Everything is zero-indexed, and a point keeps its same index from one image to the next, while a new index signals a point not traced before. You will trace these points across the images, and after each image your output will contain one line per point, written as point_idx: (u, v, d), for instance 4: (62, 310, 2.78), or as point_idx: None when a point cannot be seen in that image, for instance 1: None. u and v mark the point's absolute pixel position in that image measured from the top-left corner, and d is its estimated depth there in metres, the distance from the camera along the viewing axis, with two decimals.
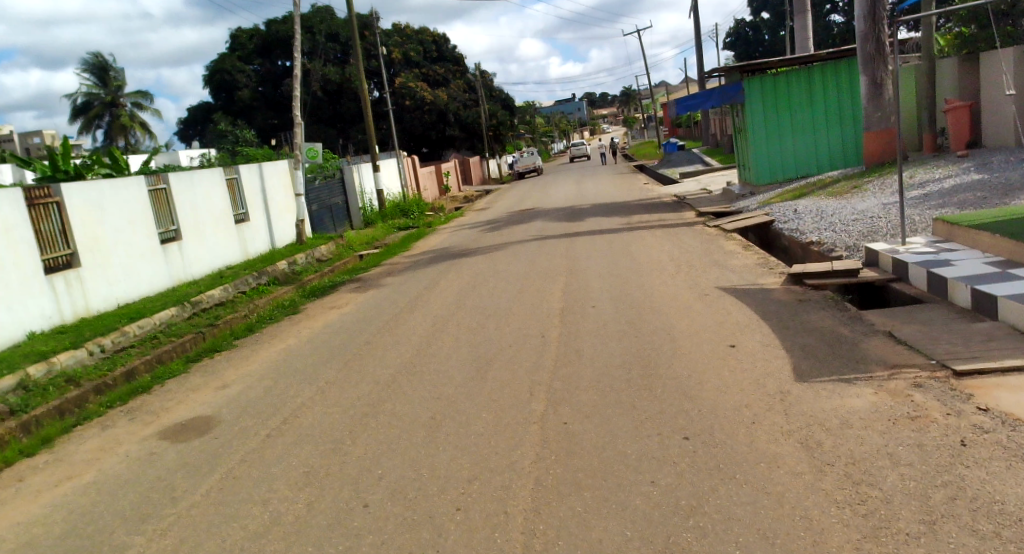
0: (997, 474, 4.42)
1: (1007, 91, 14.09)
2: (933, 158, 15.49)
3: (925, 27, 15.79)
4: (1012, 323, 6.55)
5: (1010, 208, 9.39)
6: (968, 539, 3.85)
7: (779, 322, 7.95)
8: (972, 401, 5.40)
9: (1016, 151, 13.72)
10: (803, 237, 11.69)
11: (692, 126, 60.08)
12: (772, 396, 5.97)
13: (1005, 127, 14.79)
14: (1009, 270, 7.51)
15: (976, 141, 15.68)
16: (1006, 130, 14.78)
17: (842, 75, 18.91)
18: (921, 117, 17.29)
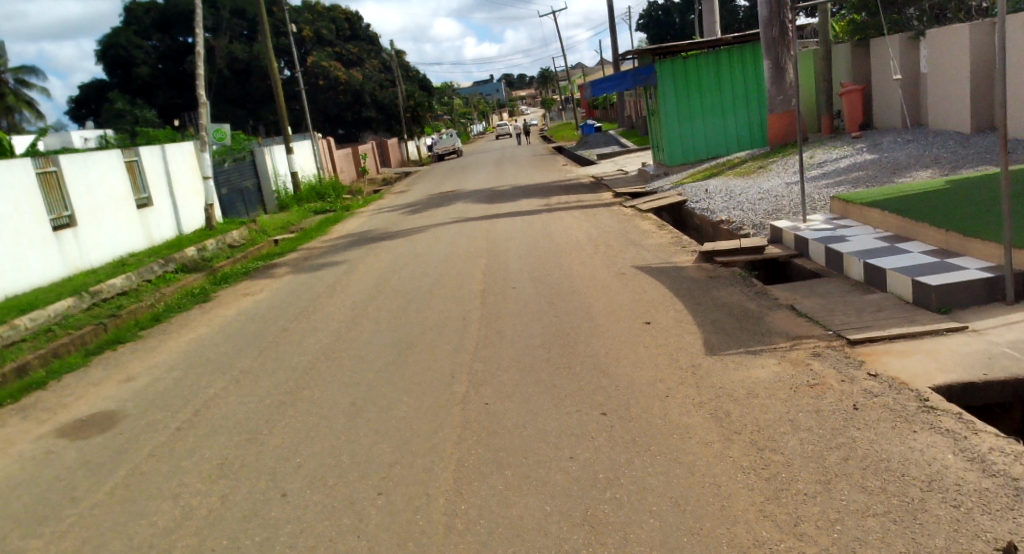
0: (885, 434, 4.75)
1: (894, 77, 14.87)
2: (829, 140, 16.20)
3: (822, 14, 16.43)
4: (901, 294, 6.98)
5: (900, 186, 9.95)
6: (858, 496, 4.14)
7: (690, 298, 8.24)
8: (863, 367, 5.75)
9: (903, 133, 14.50)
10: (713, 216, 12.09)
11: (609, 109, 61.10)
12: (684, 369, 6.22)
13: (893, 110, 15.59)
14: (897, 244, 7.98)
15: (868, 123, 16.48)
16: (893, 113, 15.57)
17: (748, 57, 19.70)
18: (817, 101, 18.05)
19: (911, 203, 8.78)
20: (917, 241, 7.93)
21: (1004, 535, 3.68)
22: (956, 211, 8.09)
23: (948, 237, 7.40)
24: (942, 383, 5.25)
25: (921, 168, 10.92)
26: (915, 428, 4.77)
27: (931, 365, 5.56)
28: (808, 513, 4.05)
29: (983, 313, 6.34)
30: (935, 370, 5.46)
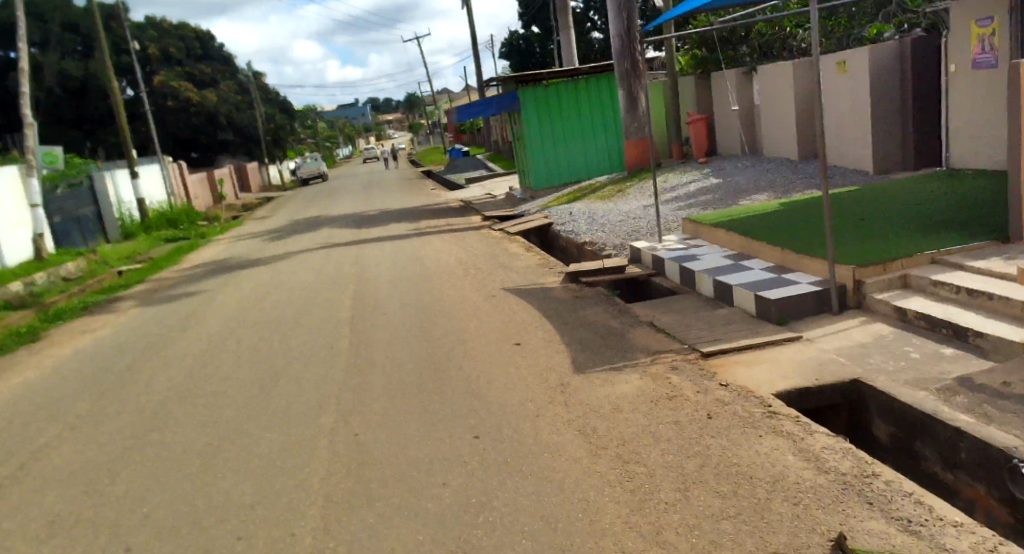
0: (736, 440, 5.08)
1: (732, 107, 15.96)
2: (680, 165, 17.15)
3: (669, 49, 17.37)
4: (746, 308, 7.51)
5: (744, 208, 10.68)
6: (713, 501, 4.41)
7: (558, 318, 8.50)
8: (716, 378, 6.13)
9: (743, 159, 15.55)
10: (578, 238, 12.51)
11: (477, 134, 61.78)
12: (553, 388, 6.41)
13: (733, 137, 16.71)
14: (742, 262, 8.56)
15: (712, 149, 17.57)
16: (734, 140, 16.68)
17: (604, 87, 20.57)
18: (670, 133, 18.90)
19: (756, 223, 9.43)
20: (759, 258, 8.54)
21: (836, 527, 4.03)
22: (791, 230, 8.78)
23: (785, 254, 8.02)
24: (784, 389, 5.68)
25: (762, 191, 11.78)
26: (760, 433, 5.14)
27: (774, 373, 6.01)
28: (669, 521, 4.28)
29: (816, 323, 6.92)
30: (777, 377, 5.90)
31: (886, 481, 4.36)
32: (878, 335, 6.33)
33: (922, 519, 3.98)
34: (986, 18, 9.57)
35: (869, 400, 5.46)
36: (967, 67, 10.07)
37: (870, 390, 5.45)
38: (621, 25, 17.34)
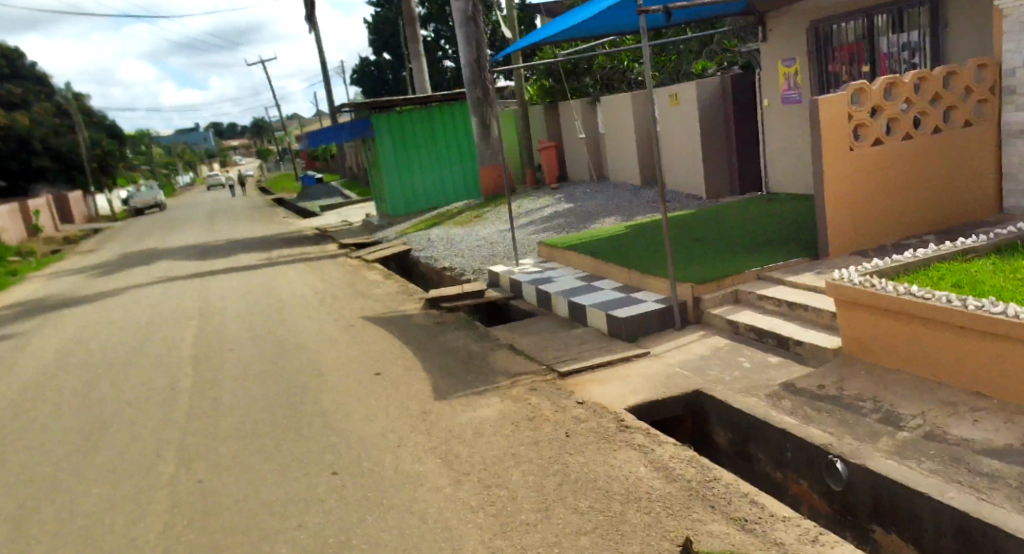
0: (593, 456, 5.30)
1: (579, 135, 16.61)
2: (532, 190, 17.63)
3: (517, 78, 17.86)
4: (598, 327, 7.86)
5: (596, 230, 11.17)
6: (571, 517, 4.58)
7: (419, 345, 8.53)
8: (574, 396, 6.36)
9: (592, 184, 16.21)
10: (436, 263, 12.58)
11: (329, 160, 60.67)
12: (414, 416, 6.42)
13: (582, 164, 17.39)
14: (595, 282, 8.93)
15: (564, 175, 18.21)
16: (583, 166, 17.35)
17: (458, 114, 20.89)
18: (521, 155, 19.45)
19: (606, 245, 9.85)
20: (611, 279, 8.95)
21: (682, 532, 4.29)
22: (638, 252, 9.25)
23: (632, 274, 8.45)
24: (635, 404, 5.98)
25: (611, 215, 12.34)
26: (615, 446, 5.39)
27: (626, 388, 6.31)
28: (529, 543, 4.40)
29: (662, 338, 7.34)
30: (629, 392, 6.20)
31: (726, 484, 4.68)
32: (717, 347, 6.80)
33: (758, 517, 4.31)
34: (791, 58, 10.55)
35: (710, 410, 5.86)
36: (778, 101, 11.03)
37: (710, 400, 5.85)
38: (472, 54, 17.59)
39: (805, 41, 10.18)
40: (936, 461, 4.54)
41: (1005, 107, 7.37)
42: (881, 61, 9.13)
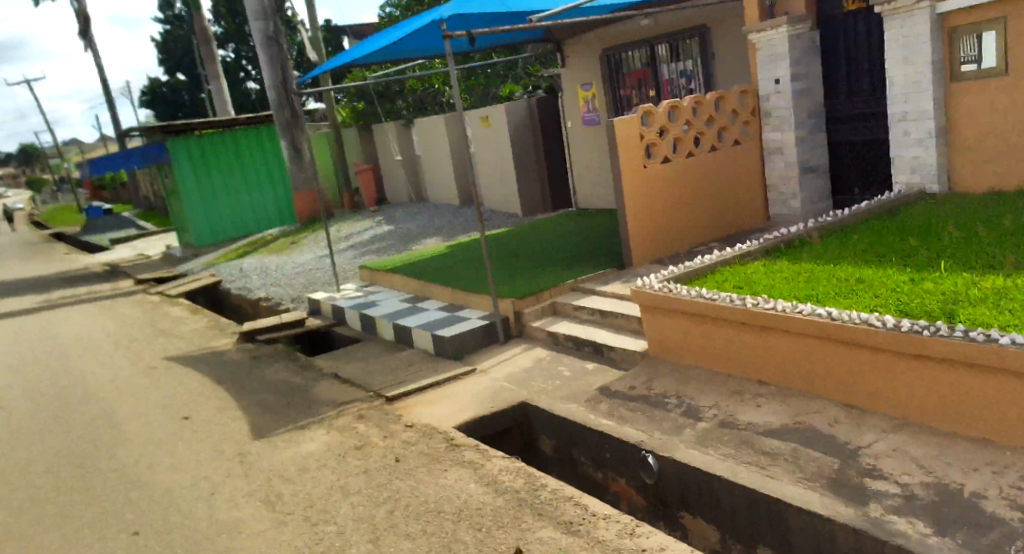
0: (422, 479, 5.48)
1: (397, 156, 16.88)
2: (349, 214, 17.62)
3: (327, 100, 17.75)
4: (424, 346, 8.09)
5: (416, 252, 11.42)
6: (403, 544, 4.74)
7: (235, 382, 8.31)
8: (402, 420, 6.53)
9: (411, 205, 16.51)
10: (251, 294, 12.25)
11: (122, 188, 56.81)
12: (231, 459, 6.29)
13: (397, 185, 17.67)
14: (419, 303, 9.16)
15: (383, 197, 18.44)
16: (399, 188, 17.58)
17: (265, 138, 20.36)
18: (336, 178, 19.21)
19: (424, 267, 10.11)
20: (434, 298, 9.22)
21: (513, 542, 4.57)
22: (456, 271, 9.59)
23: (454, 293, 8.79)
24: (463, 422, 6.29)
25: (431, 235, 12.62)
26: (445, 465, 5.62)
27: (454, 406, 6.61)
28: None
29: (484, 354, 7.73)
30: (457, 410, 6.51)
31: (552, 490, 5.03)
32: (538, 359, 7.34)
33: (582, 518, 4.67)
34: (588, 82, 11.34)
35: (536, 420, 6.38)
36: (580, 122, 11.76)
37: (535, 410, 6.37)
38: (278, 75, 17.27)
39: (599, 67, 10.98)
40: (731, 445, 5.38)
41: (766, 127, 8.39)
42: (664, 85, 10.05)
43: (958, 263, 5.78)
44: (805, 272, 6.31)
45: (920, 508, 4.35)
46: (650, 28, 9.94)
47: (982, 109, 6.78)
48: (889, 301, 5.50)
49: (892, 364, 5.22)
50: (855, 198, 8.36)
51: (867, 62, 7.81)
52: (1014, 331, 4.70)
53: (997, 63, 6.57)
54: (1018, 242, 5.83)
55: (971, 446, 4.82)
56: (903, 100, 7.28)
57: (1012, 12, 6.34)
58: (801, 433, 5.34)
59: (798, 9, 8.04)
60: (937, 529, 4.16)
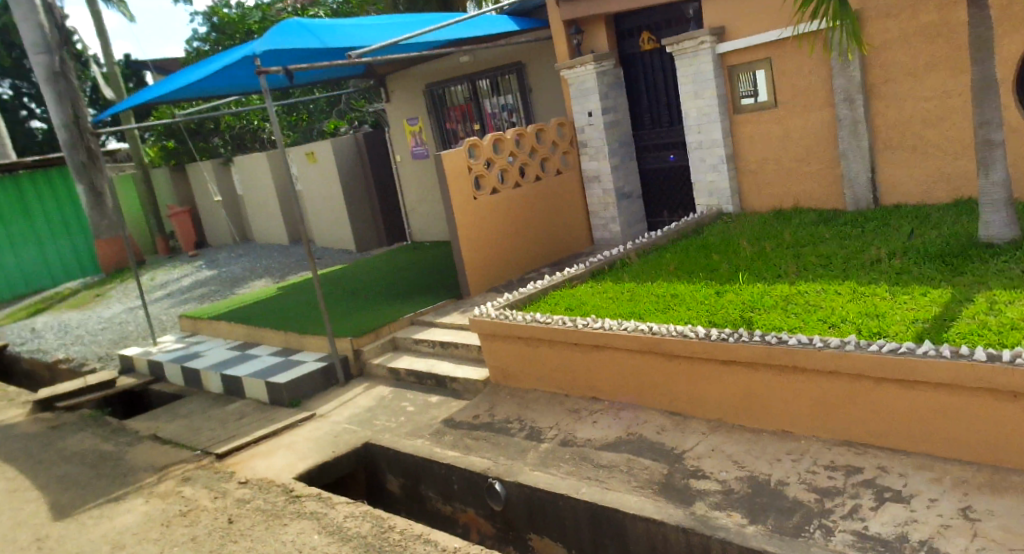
0: (258, 538, 5.34)
1: (216, 197, 16.35)
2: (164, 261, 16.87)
3: (131, 140, 17.01)
4: (257, 396, 8.00)
5: (239, 296, 11.11)
6: None
7: (27, 457, 7.59)
8: (234, 477, 6.38)
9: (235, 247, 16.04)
10: (46, 355, 11.26)
11: None
12: (27, 547, 5.75)
13: (218, 226, 17.17)
14: (247, 350, 9.03)
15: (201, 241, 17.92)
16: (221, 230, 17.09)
17: (57, 182, 18.01)
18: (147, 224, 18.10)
19: (249, 312, 9.90)
20: (264, 344, 9.11)
21: None
22: (282, 314, 9.49)
23: (285, 337, 8.72)
24: (304, 471, 6.28)
25: (257, 278, 12.29)
26: (286, 520, 5.51)
27: (292, 456, 6.58)
28: None
29: (322, 399, 7.73)
30: (295, 460, 6.48)
31: (401, 531, 5.08)
32: (380, 397, 7.46)
33: None
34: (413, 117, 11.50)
35: (379, 459, 6.48)
36: (408, 156, 11.94)
37: (378, 448, 6.47)
38: (68, 113, 16.01)
39: (422, 102, 11.17)
40: (570, 464, 5.71)
41: (583, 157, 8.86)
42: (487, 119, 10.38)
43: (753, 274, 6.38)
44: (626, 291, 6.74)
45: (735, 501, 4.86)
46: (468, 64, 10.25)
47: (762, 136, 7.55)
48: (699, 313, 6.04)
49: (704, 371, 5.77)
50: (664, 221, 9.05)
51: (664, 95, 8.53)
52: (800, 332, 5.34)
53: (768, 97, 7.38)
54: (799, 252, 6.54)
55: (773, 439, 5.44)
56: (696, 131, 7.94)
57: (778, 51, 7.19)
58: (633, 444, 5.78)
59: (601, 46, 8.54)
60: (751, 519, 4.63)
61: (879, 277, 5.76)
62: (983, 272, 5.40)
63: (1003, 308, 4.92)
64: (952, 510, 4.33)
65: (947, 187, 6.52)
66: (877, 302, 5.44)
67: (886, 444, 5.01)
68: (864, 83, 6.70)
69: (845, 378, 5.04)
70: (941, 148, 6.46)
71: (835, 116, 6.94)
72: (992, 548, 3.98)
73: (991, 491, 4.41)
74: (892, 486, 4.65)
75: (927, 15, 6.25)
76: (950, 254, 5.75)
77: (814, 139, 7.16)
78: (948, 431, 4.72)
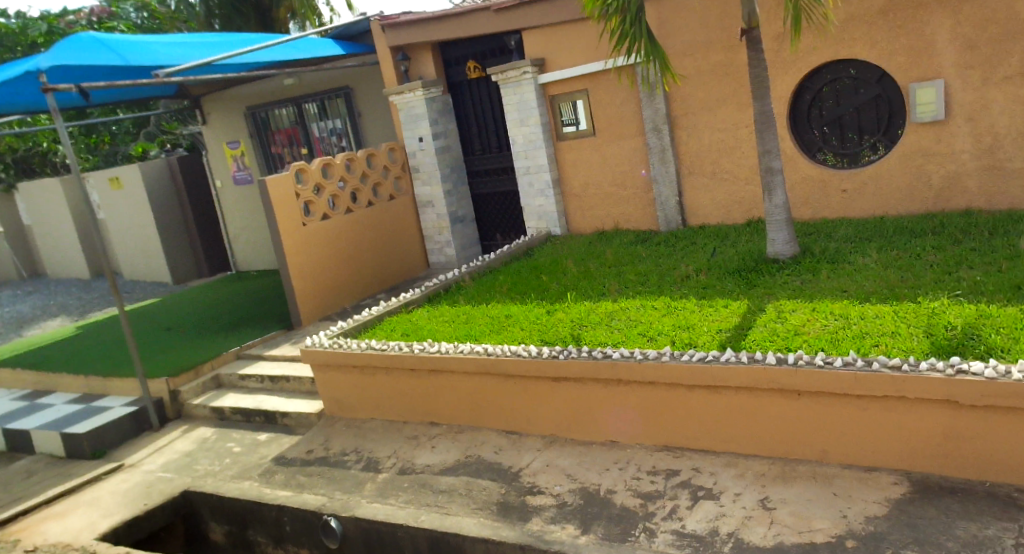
0: None
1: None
2: None
3: None
4: (52, 451, 7.38)
5: (23, 340, 10.15)
6: None
7: None
8: (20, 546, 5.83)
9: (23, 283, 14.68)
10: None
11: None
12: None
13: None
14: (37, 401, 8.34)
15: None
16: None
17: None
18: None
19: (42, 357, 9.11)
20: (60, 392, 8.46)
21: None
22: (81, 357, 8.84)
23: (87, 383, 8.19)
24: (109, 529, 5.87)
25: (49, 317, 11.28)
26: None
27: (93, 514, 6.12)
28: None
29: (131, 447, 7.27)
30: (98, 517, 6.04)
31: None
32: (203, 439, 7.19)
33: None
34: (233, 140, 11.07)
35: (199, 507, 6.22)
36: (230, 182, 11.44)
37: (197, 495, 6.20)
38: None
39: (243, 125, 10.79)
40: (409, 492, 5.67)
41: (416, 182, 8.91)
42: (315, 143, 10.19)
43: (579, 293, 6.65)
44: (462, 314, 6.81)
45: (568, 513, 5.02)
46: (292, 87, 10.01)
47: (583, 163, 7.91)
48: (531, 332, 6.21)
49: (535, 389, 5.94)
50: (496, 243, 9.18)
51: (492, 121, 8.72)
52: (622, 346, 5.65)
53: (587, 125, 7.75)
54: (620, 270, 6.89)
55: (602, 450, 5.68)
56: (523, 156, 8.19)
57: (593, 83, 7.59)
58: (471, 466, 5.83)
59: (429, 73, 8.62)
60: (583, 528, 4.82)
61: (688, 292, 6.19)
62: (774, 284, 5.95)
63: (789, 315, 5.46)
64: (753, 502, 4.71)
65: (742, 211, 7.07)
66: (688, 316, 5.84)
67: (699, 446, 5.38)
68: (668, 114, 7.18)
69: (665, 387, 5.36)
70: (733, 174, 7.02)
71: (645, 144, 7.40)
72: (786, 532, 4.36)
73: (785, 481, 4.85)
74: (704, 484, 5.00)
75: (715, 55, 6.79)
76: (746, 268, 6.27)
77: (628, 166, 7.61)
78: (747, 429, 5.16)
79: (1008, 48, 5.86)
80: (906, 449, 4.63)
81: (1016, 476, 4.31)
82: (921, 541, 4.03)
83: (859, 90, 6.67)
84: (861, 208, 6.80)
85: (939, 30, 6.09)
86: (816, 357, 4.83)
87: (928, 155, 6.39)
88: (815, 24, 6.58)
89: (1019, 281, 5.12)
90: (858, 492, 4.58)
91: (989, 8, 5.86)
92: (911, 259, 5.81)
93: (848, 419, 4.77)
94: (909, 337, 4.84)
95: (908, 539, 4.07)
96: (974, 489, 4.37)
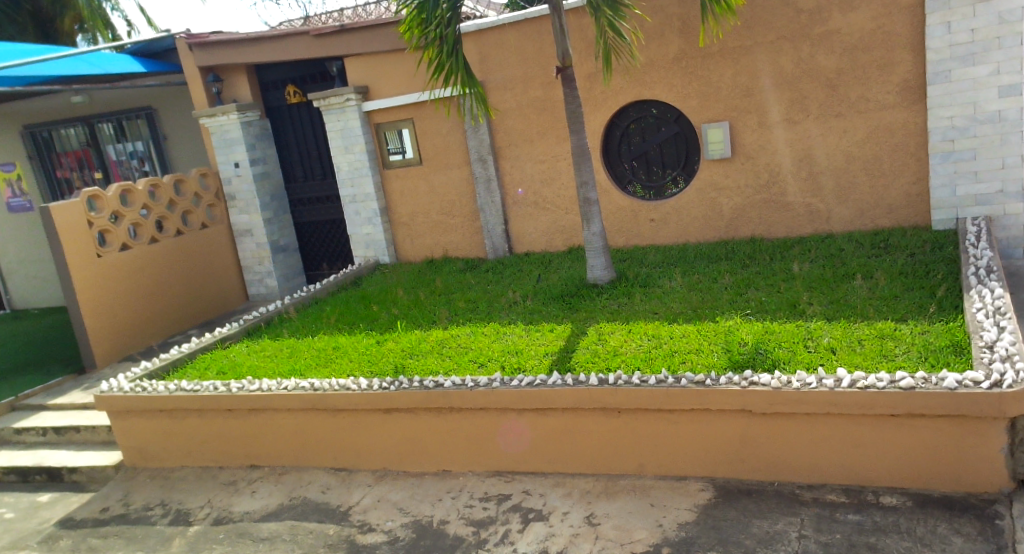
0: None
1: None
2: None
3: None
4: None
5: None
6: None
7: None
8: None
9: None
10: None
11: None
12: None
13: None
14: None
15: None
16: None
17: None
18: None
19: None
20: None
21: None
22: None
23: None
24: None
25: None
26: None
27: None
28: None
29: None
30: None
31: None
32: None
33: None
34: (9, 162, 10.11)
35: None
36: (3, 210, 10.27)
37: None
38: None
39: (21, 146, 9.90)
40: (225, 545, 5.25)
41: (230, 210, 8.54)
42: (111, 167, 9.50)
43: (409, 322, 6.61)
44: (286, 348, 6.52)
45: (401, 549, 4.91)
46: (82, 106, 9.31)
47: (410, 192, 7.93)
48: (360, 363, 6.03)
49: (362, 424, 5.70)
50: (323, 273, 8.91)
51: (315, 148, 8.50)
52: (454, 374, 5.59)
53: (414, 154, 7.77)
54: (449, 298, 6.95)
55: (434, 480, 5.55)
56: (349, 184, 8.07)
57: (417, 113, 7.64)
58: (295, 509, 5.49)
59: (244, 97, 8.29)
60: None
61: (516, 318, 6.33)
62: (593, 308, 6.24)
63: (607, 337, 5.71)
64: (579, 519, 4.83)
65: (564, 238, 7.37)
66: (515, 341, 5.94)
67: (527, 468, 5.39)
68: (492, 145, 7.39)
69: (492, 413, 5.32)
70: (553, 204, 7.33)
71: (471, 174, 7.56)
72: (609, 546, 4.55)
73: (608, 496, 4.99)
74: (535, 506, 5.05)
75: (533, 91, 7.10)
76: (569, 293, 6.53)
77: (455, 195, 7.73)
78: (568, 449, 5.24)
79: (781, 95, 6.64)
80: (709, 457, 4.89)
81: (797, 475, 4.69)
82: (725, 542, 4.37)
83: (660, 128, 7.26)
84: (666, 236, 7.36)
85: (725, 77, 6.79)
86: (633, 376, 5.01)
87: (719, 189, 7.06)
88: (621, 65, 7.11)
89: (793, 300, 5.70)
90: (669, 501, 4.81)
91: (764, 61, 6.61)
92: (709, 281, 6.33)
93: (658, 434, 4.98)
94: (709, 353, 5.20)
95: (714, 542, 4.39)
96: (765, 489, 4.71)
